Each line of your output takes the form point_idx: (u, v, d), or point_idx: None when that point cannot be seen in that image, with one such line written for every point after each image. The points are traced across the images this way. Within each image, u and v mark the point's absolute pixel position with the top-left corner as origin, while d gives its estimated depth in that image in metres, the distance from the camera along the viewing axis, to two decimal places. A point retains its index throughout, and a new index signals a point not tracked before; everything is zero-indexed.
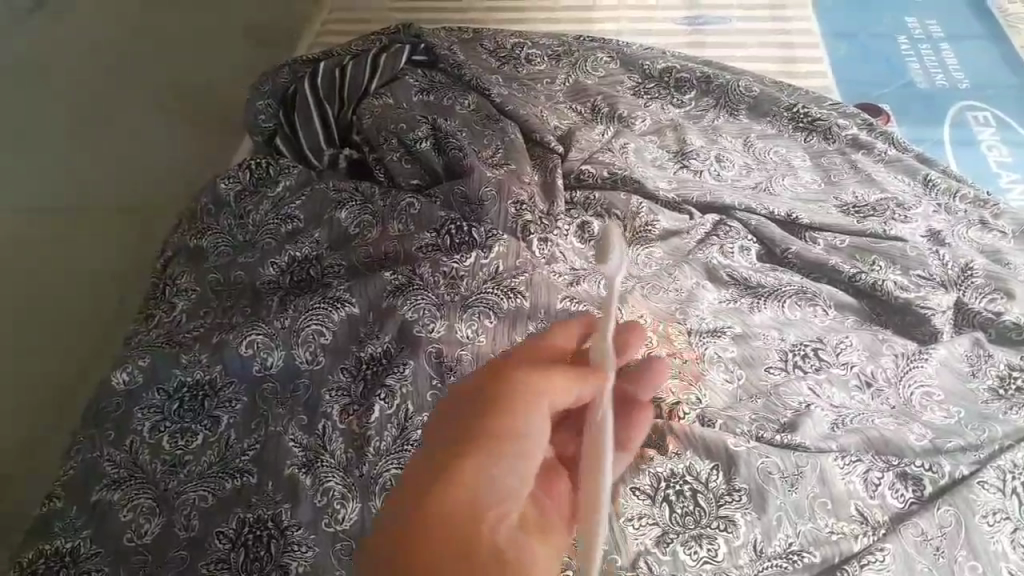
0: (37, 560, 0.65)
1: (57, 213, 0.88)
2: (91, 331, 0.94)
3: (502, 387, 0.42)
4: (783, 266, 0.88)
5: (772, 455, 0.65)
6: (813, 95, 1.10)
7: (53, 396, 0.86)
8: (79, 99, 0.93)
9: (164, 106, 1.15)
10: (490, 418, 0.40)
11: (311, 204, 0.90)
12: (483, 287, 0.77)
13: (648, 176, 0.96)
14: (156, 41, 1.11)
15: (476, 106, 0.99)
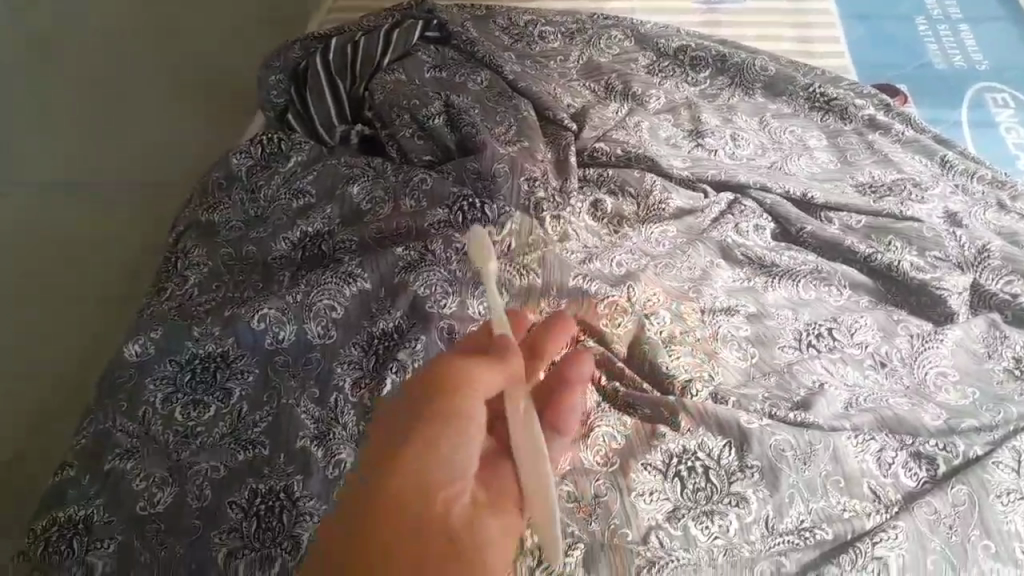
0: (49, 528, 0.65)
1: (54, 209, 0.87)
2: (96, 324, 0.93)
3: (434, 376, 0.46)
4: (798, 246, 0.87)
5: (784, 433, 0.65)
6: (830, 75, 1.09)
7: (58, 399, 0.85)
8: (79, 96, 0.92)
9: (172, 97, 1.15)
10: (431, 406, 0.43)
11: (322, 179, 0.89)
12: (496, 264, 0.76)
13: (662, 154, 0.95)
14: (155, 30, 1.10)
15: (489, 83, 0.99)
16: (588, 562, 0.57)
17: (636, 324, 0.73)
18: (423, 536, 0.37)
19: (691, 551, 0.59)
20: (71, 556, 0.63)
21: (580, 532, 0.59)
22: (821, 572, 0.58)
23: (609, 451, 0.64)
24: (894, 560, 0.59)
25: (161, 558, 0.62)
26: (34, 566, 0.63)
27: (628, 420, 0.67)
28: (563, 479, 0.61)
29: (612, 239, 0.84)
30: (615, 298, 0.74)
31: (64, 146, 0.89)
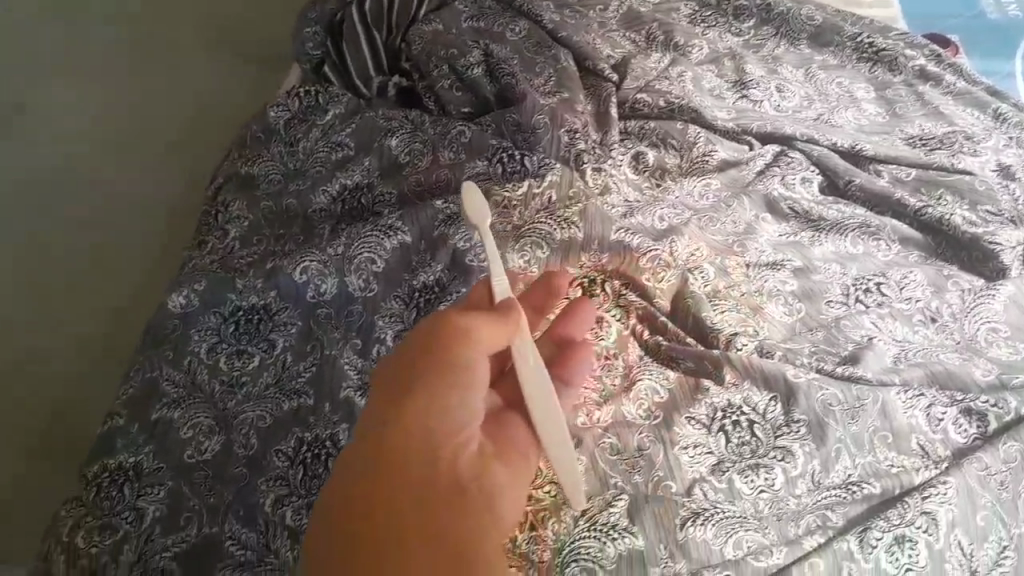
0: (101, 474, 0.65)
1: (94, 199, 1.32)
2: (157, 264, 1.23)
3: (436, 321, 0.46)
4: (845, 199, 0.86)
5: (832, 387, 0.64)
6: (878, 24, 1.06)
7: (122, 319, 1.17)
8: (94, 130, 1.42)
9: (216, 99, 1.46)
10: (436, 359, 0.45)
11: (361, 132, 0.89)
12: (537, 218, 0.75)
13: (706, 105, 0.93)
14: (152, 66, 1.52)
15: (528, 32, 0.97)
16: (633, 514, 0.56)
17: (679, 279, 0.72)
18: (441, 492, 0.41)
19: (737, 504, 0.58)
20: (122, 502, 0.64)
21: (624, 484, 0.58)
22: (867, 525, 0.57)
23: (653, 405, 0.64)
24: (943, 515, 0.58)
25: (211, 505, 0.64)
26: (86, 510, 0.64)
27: (671, 374, 0.66)
28: (607, 432, 0.62)
29: (654, 193, 0.82)
30: (659, 252, 0.73)
31: (87, 163, 1.37)
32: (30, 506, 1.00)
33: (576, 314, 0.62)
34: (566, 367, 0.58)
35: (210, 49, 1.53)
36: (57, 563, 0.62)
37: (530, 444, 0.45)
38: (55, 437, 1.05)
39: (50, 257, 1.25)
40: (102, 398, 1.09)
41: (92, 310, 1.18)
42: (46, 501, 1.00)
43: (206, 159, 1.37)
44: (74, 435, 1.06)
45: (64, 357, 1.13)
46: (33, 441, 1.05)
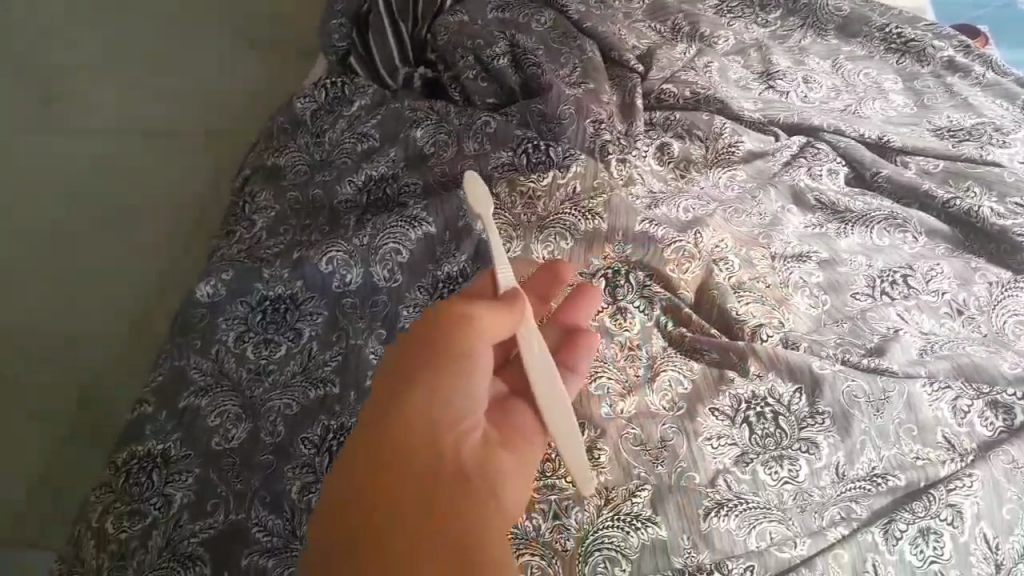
0: (129, 461, 0.67)
1: (122, 187, 1.34)
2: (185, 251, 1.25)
3: (438, 311, 0.47)
4: (872, 190, 0.85)
5: (858, 379, 0.64)
6: (907, 14, 1.05)
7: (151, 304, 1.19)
8: (117, 117, 1.45)
9: (236, 84, 1.48)
10: (439, 344, 0.45)
11: (387, 123, 0.89)
12: (562, 208, 0.75)
13: (732, 96, 0.93)
14: (171, 54, 1.54)
15: (553, 23, 0.97)
16: (656, 504, 0.57)
17: (705, 270, 0.72)
18: (447, 484, 0.41)
19: (760, 495, 0.59)
20: (150, 488, 0.65)
21: (647, 474, 0.59)
22: (892, 517, 0.57)
23: (676, 396, 0.64)
24: (969, 508, 0.58)
25: (237, 492, 0.64)
26: (115, 497, 0.65)
27: (696, 365, 0.67)
28: (630, 423, 0.62)
29: (678, 184, 0.83)
30: (684, 244, 0.73)
31: (113, 151, 1.40)
32: (63, 490, 1.02)
33: (583, 299, 0.62)
34: (571, 353, 0.57)
35: (237, 41, 1.55)
36: (88, 546, 0.64)
37: (532, 435, 0.47)
38: (87, 423, 1.07)
39: (77, 248, 1.27)
40: (132, 385, 1.10)
41: (117, 299, 1.20)
42: (79, 485, 1.02)
43: (229, 150, 1.38)
44: (104, 421, 1.07)
45: (96, 344, 1.15)
46: (65, 427, 1.08)
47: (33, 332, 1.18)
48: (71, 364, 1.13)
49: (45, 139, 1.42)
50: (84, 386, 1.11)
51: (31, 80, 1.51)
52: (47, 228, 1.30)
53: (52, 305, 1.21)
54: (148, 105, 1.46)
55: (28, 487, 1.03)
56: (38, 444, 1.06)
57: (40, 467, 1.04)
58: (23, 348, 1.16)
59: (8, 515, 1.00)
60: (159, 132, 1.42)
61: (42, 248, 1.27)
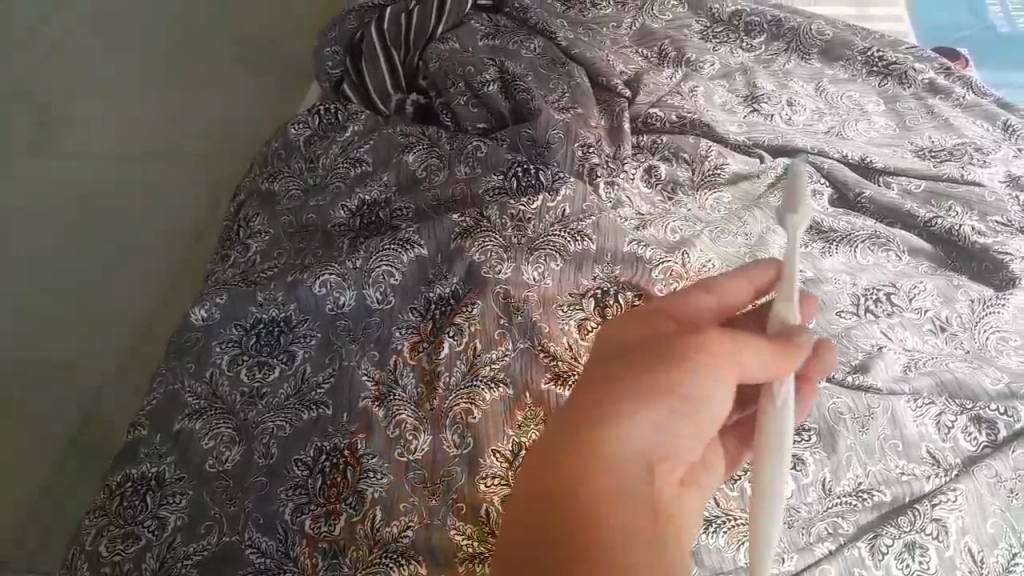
0: (124, 484, 0.68)
1: (128, 200, 1.37)
2: (187, 263, 1.27)
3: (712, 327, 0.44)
4: (856, 211, 0.87)
5: (842, 396, 0.65)
6: (888, 38, 1.06)
7: (154, 317, 1.21)
8: (120, 131, 1.48)
9: (233, 94, 1.52)
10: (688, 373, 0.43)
11: (379, 148, 0.91)
12: (550, 230, 0.77)
13: (718, 120, 0.95)
14: (169, 68, 1.59)
15: (543, 50, 0.99)
16: None
17: None
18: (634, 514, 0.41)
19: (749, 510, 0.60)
20: (145, 510, 0.66)
21: None
22: (877, 531, 0.58)
23: None
24: (954, 522, 0.59)
25: (231, 514, 0.65)
26: (109, 519, 0.66)
27: None
28: None
29: (666, 206, 0.84)
30: (672, 263, 0.75)
31: (115, 163, 1.43)
32: (66, 502, 1.03)
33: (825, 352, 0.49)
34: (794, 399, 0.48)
35: (233, 66, 1.57)
36: (82, 569, 0.64)
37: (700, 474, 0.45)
38: (91, 437, 1.09)
39: (74, 270, 1.28)
40: (135, 398, 1.12)
41: (120, 317, 1.21)
42: (81, 499, 1.03)
43: (227, 170, 1.40)
44: (106, 436, 1.09)
45: (99, 358, 1.17)
46: (68, 441, 1.09)
47: (29, 354, 1.18)
48: (74, 379, 1.15)
49: (42, 165, 1.44)
50: (89, 399, 1.12)
51: (32, 106, 1.54)
52: (53, 242, 1.33)
53: (58, 320, 1.22)
54: (147, 125, 1.49)
55: (29, 501, 1.04)
56: (40, 460, 1.07)
57: (41, 482, 1.05)
58: (22, 369, 1.17)
59: (7, 532, 1.01)
60: (156, 156, 1.43)
61: (41, 271, 1.29)
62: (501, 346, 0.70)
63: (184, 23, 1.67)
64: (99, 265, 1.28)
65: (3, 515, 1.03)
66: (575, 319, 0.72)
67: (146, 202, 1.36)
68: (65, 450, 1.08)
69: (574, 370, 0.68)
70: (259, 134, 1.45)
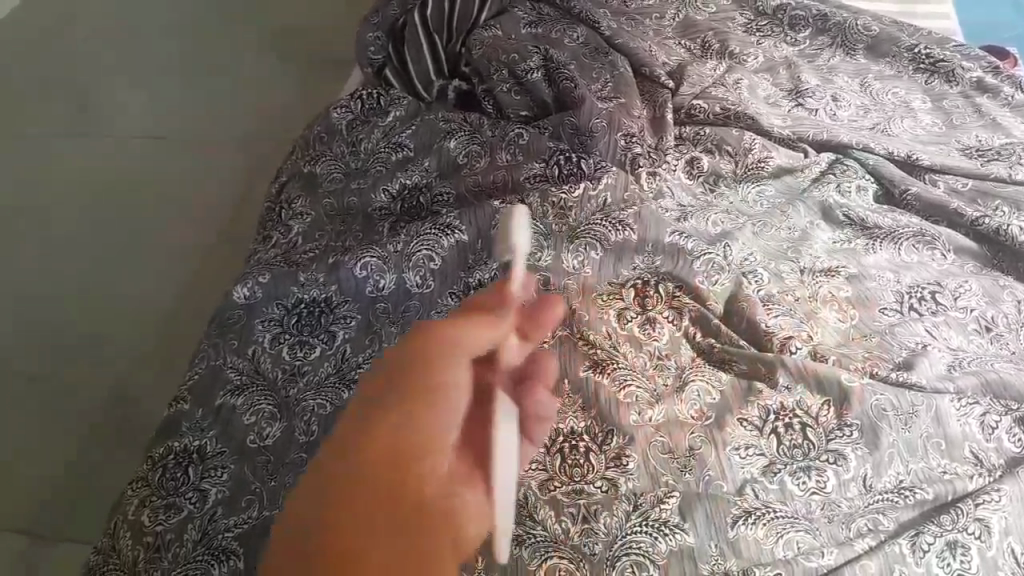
0: (166, 456, 0.69)
1: (166, 182, 1.38)
2: (223, 251, 1.26)
3: None
4: (901, 208, 0.86)
5: (886, 393, 0.65)
6: (936, 35, 1.06)
7: (185, 306, 1.20)
8: (160, 117, 1.50)
9: (268, 81, 1.54)
10: None
11: (421, 133, 0.91)
12: (592, 219, 0.77)
13: (762, 112, 0.94)
14: (208, 57, 1.61)
15: (586, 39, 0.99)
16: (685, 511, 0.59)
17: (734, 282, 0.74)
18: None
19: (788, 504, 0.60)
20: (186, 483, 0.67)
21: (674, 481, 0.61)
22: (919, 529, 0.58)
23: (702, 408, 0.66)
24: (997, 522, 0.59)
25: (271, 490, 0.65)
26: (150, 490, 0.67)
27: (725, 375, 0.68)
28: (657, 431, 0.64)
29: (708, 198, 0.84)
30: (714, 255, 0.75)
31: (153, 147, 1.44)
32: (79, 498, 1.00)
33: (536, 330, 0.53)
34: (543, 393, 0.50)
35: (266, 58, 1.59)
36: (124, 537, 0.65)
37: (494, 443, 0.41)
38: (103, 431, 1.06)
39: (98, 253, 1.27)
40: (167, 389, 1.10)
41: (146, 304, 1.20)
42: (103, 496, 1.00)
43: (259, 156, 1.41)
44: (124, 427, 1.06)
45: (131, 340, 1.15)
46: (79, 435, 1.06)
47: (42, 348, 1.16)
48: (90, 369, 1.12)
49: (64, 155, 1.43)
50: (116, 381, 1.11)
51: (59, 98, 1.54)
52: (90, 218, 1.33)
53: (91, 296, 1.21)
54: (185, 111, 1.50)
55: (48, 482, 1.02)
56: (47, 454, 1.04)
57: (50, 475, 1.02)
58: (55, 341, 1.16)
59: (17, 525, 0.98)
60: (181, 148, 1.44)
61: (76, 246, 1.28)
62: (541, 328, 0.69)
63: (217, 18, 1.69)
64: (135, 245, 1.28)
65: (5, 514, 0.99)
66: (614, 310, 0.72)
67: (171, 192, 1.36)
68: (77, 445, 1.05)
69: (612, 360, 0.68)
70: (294, 121, 1.46)
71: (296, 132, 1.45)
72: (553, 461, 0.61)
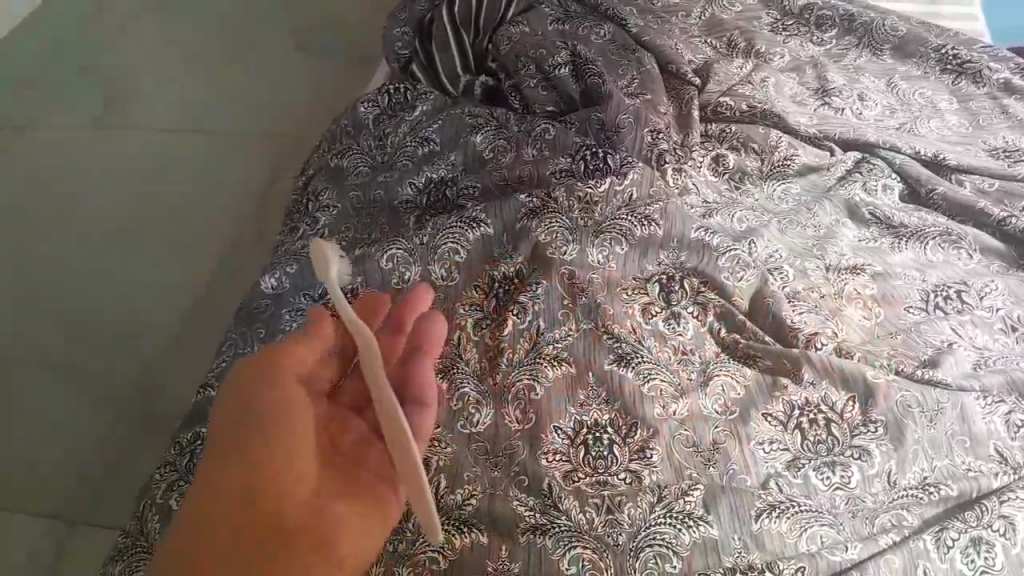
0: (193, 442, 0.69)
1: (188, 175, 1.39)
2: (244, 242, 1.27)
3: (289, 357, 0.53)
4: (927, 208, 0.86)
5: (912, 390, 0.65)
6: (963, 36, 1.05)
7: (206, 296, 1.20)
8: (182, 111, 1.52)
9: (292, 77, 1.55)
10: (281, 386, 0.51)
11: (447, 128, 0.92)
12: (618, 214, 0.77)
13: (788, 111, 0.94)
14: (232, 53, 1.63)
15: (612, 36, 0.99)
16: (709, 503, 0.59)
17: (759, 279, 0.74)
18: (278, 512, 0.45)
19: (813, 499, 0.61)
20: None
21: (698, 474, 0.61)
22: (944, 525, 0.58)
23: (727, 402, 0.66)
24: (1022, 520, 0.59)
25: None
26: (178, 475, 0.68)
27: (749, 371, 0.69)
28: (681, 425, 0.64)
29: (732, 195, 0.84)
30: (739, 252, 0.75)
31: (176, 140, 1.46)
32: (103, 486, 1.01)
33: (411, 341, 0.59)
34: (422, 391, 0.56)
35: (291, 55, 1.60)
36: (152, 520, 0.66)
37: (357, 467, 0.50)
38: (122, 422, 1.07)
39: (122, 243, 1.29)
40: (182, 385, 1.10)
41: (165, 299, 1.20)
42: (117, 490, 1.01)
43: (282, 154, 1.41)
44: (137, 424, 1.06)
45: (154, 330, 1.17)
46: (92, 432, 1.06)
47: (62, 340, 1.17)
48: (113, 358, 1.14)
49: (89, 150, 1.45)
50: (140, 370, 1.12)
51: (85, 95, 1.56)
52: (114, 209, 1.34)
53: (114, 285, 1.23)
54: (208, 106, 1.52)
55: (72, 469, 1.03)
56: (54, 454, 1.05)
57: (57, 474, 1.03)
58: (80, 331, 1.17)
59: (43, 510, 1.00)
60: (204, 143, 1.45)
61: (99, 236, 1.30)
62: (562, 326, 0.70)
63: (243, 17, 1.71)
64: (157, 235, 1.30)
65: (19, 507, 1.00)
66: (638, 304, 0.72)
67: (194, 187, 1.37)
68: (89, 444, 1.05)
69: (636, 354, 0.68)
70: (317, 115, 1.47)
71: (319, 126, 1.46)
72: (577, 452, 0.63)
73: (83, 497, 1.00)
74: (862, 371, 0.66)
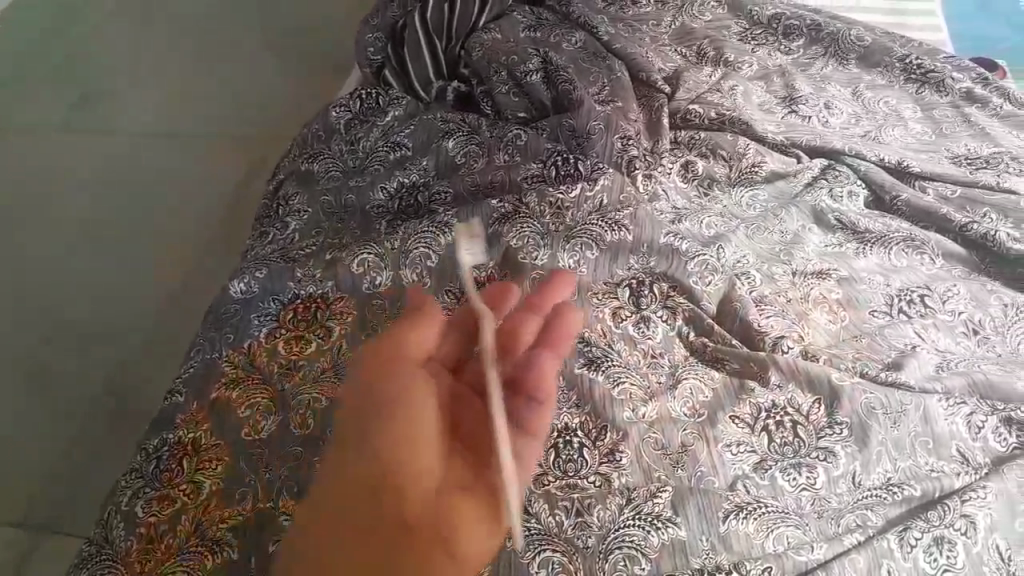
0: (160, 448, 0.69)
1: (159, 177, 1.38)
2: (218, 246, 1.27)
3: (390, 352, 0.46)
4: (891, 214, 0.88)
5: (876, 391, 0.66)
6: (927, 46, 1.08)
7: (179, 299, 1.20)
8: (154, 114, 1.51)
9: (266, 81, 1.55)
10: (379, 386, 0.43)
11: (419, 133, 0.92)
12: (588, 219, 0.77)
13: (756, 118, 0.96)
14: (204, 57, 1.62)
15: (583, 43, 1.01)
16: (678, 505, 0.59)
17: (727, 283, 0.75)
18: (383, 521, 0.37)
19: (779, 500, 0.61)
20: (180, 474, 0.67)
21: (666, 476, 0.62)
22: (907, 525, 0.59)
23: (696, 405, 0.67)
24: (982, 519, 0.60)
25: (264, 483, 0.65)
26: (143, 482, 0.67)
27: (718, 374, 0.69)
28: (651, 427, 0.65)
29: (702, 201, 0.85)
30: (707, 257, 0.76)
31: (147, 143, 1.45)
32: (71, 492, 1.00)
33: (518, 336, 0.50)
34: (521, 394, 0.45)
35: (265, 60, 1.60)
36: (116, 528, 0.65)
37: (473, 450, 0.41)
38: (92, 427, 1.05)
39: (92, 247, 1.27)
40: (152, 390, 1.08)
41: (137, 303, 1.19)
42: (86, 496, 0.99)
43: (255, 158, 1.41)
44: (107, 430, 1.05)
45: (126, 334, 1.15)
46: (62, 438, 1.05)
47: (31, 346, 1.15)
48: (83, 362, 1.12)
49: (58, 153, 1.43)
50: (111, 375, 1.11)
51: (54, 97, 1.54)
52: (84, 212, 1.33)
53: (84, 289, 1.21)
54: (179, 109, 1.51)
55: (41, 474, 1.02)
56: (30, 459, 1.03)
57: (27, 484, 1.01)
58: (49, 336, 1.16)
59: (10, 517, 0.98)
60: (177, 146, 1.44)
61: (69, 240, 1.28)
62: None
63: (217, 22, 1.70)
64: (128, 238, 1.29)
65: None
66: (608, 308, 0.73)
67: (166, 190, 1.36)
68: (66, 446, 1.04)
69: (606, 357, 0.69)
70: (291, 121, 1.47)
71: (293, 131, 1.46)
72: (548, 457, 0.62)
73: (50, 503, 0.99)
74: (826, 373, 0.67)
